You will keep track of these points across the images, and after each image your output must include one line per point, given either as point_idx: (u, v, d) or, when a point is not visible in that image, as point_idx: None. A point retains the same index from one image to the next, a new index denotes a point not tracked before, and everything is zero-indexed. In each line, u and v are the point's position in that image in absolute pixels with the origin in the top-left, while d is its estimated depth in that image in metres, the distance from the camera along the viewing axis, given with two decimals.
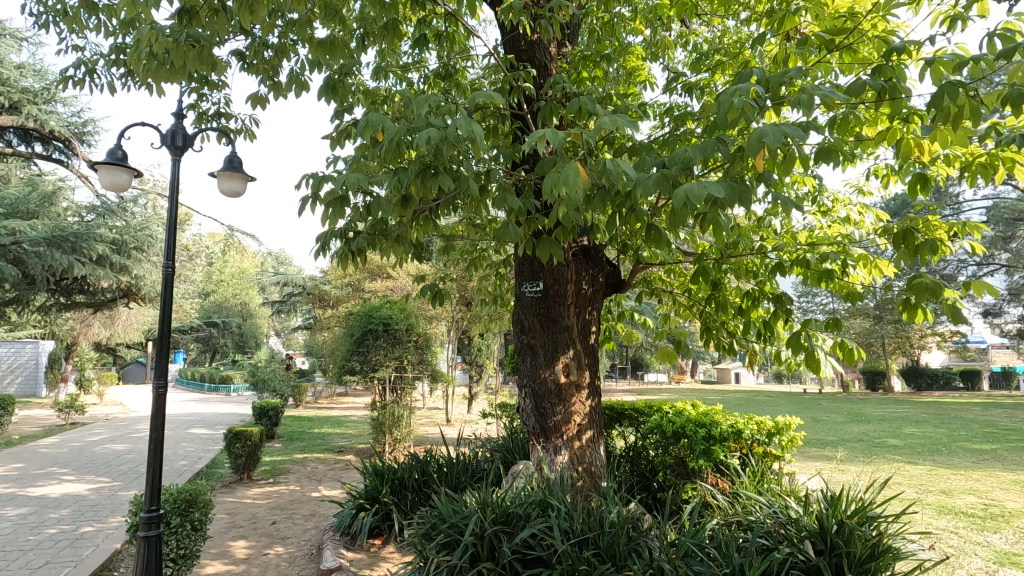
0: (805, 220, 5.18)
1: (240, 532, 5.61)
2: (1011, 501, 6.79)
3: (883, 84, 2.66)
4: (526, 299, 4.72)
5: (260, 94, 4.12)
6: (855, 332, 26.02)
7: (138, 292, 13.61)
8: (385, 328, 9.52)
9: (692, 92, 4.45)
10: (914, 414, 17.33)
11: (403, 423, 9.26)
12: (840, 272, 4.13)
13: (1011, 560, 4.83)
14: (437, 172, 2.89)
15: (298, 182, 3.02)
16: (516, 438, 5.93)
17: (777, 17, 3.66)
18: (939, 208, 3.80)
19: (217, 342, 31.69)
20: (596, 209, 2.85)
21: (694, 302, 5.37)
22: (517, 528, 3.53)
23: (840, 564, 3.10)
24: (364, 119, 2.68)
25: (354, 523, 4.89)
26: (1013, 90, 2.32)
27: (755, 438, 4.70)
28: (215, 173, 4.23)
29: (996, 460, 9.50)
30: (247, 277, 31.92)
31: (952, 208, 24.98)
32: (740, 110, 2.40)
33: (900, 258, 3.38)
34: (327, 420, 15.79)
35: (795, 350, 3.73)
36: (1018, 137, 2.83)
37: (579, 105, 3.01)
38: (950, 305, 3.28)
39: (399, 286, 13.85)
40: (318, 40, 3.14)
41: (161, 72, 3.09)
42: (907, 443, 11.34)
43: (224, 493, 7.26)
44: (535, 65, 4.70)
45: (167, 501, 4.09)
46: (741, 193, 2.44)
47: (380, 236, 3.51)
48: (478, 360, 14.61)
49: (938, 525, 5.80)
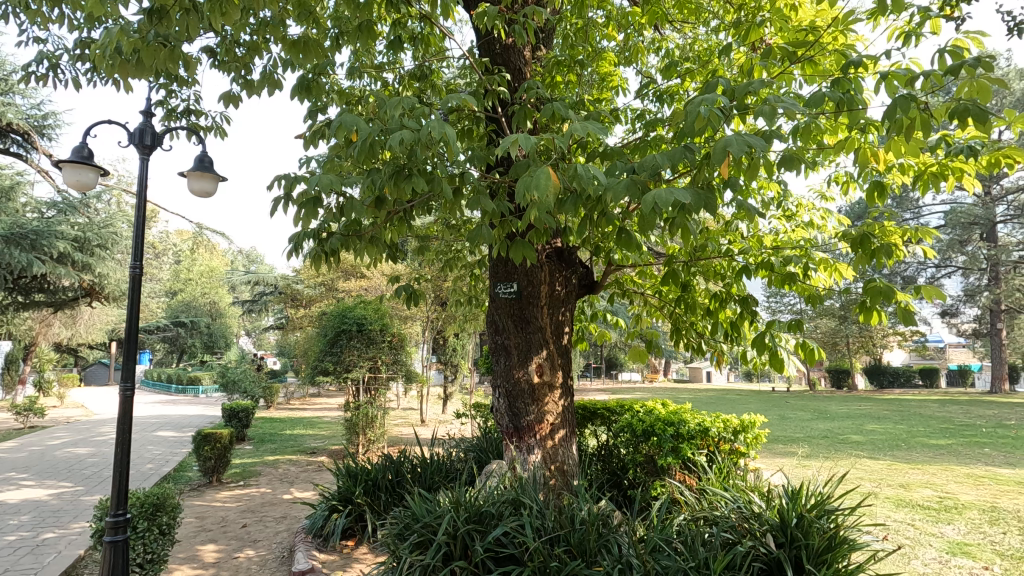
0: (770, 225, 5.35)
1: (209, 536, 5.53)
2: (965, 493, 7.12)
3: (841, 97, 2.79)
4: (500, 300, 4.76)
5: (232, 92, 4.08)
6: (821, 331, 26.86)
7: (101, 291, 13.24)
8: (359, 328, 9.44)
9: (662, 99, 4.55)
10: (875, 411, 17.93)
11: (377, 424, 9.37)
12: (802, 275, 4.28)
13: (963, 550, 5.08)
14: (410, 174, 2.92)
15: (271, 183, 3.02)
16: (490, 438, 5.98)
17: (744, 28, 3.77)
18: (895, 214, 3.98)
19: (184, 343, 30.96)
20: (568, 212, 2.90)
21: (665, 303, 5.49)
22: (489, 527, 3.57)
23: (799, 556, 3.24)
24: (338, 119, 2.68)
25: (327, 524, 4.87)
26: (960, 104, 2.45)
27: (721, 436, 4.85)
28: (185, 173, 4.17)
29: (951, 454, 9.94)
30: (216, 275, 31.18)
31: (913, 213, 26.12)
32: (707, 119, 2.47)
33: (858, 260, 3.52)
34: (301, 420, 15.69)
35: (760, 350, 3.88)
36: (966, 148, 2.99)
37: (552, 111, 3.07)
38: (903, 309, 3.43)
39: (373, 286, 13.79)
40: (292, 40, 3.12)
41: (128, 68, 3.04)
42: (868, 438, 11.77)
43: (192, 497, 7.12)
44: (510, 68, 4.76)
45: (134, 505, 4.02)
46: (707, 199, 2.48)
47: (353, 237, 3.54)
48: (453, 359, 14.63)
49: (896, 518, 6.04)
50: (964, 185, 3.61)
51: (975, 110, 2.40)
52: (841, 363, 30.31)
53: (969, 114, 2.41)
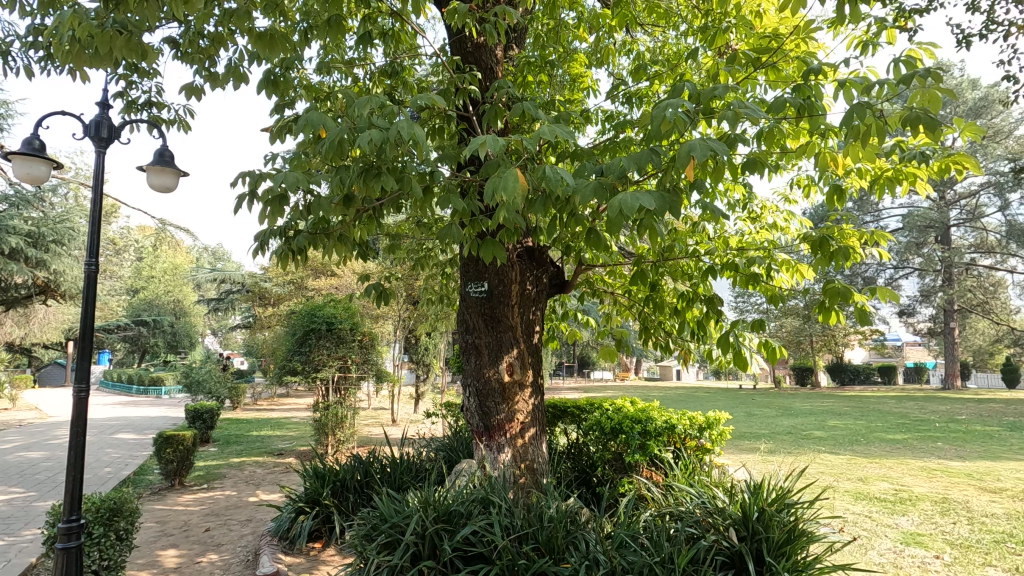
0: (735, 226, 5.48)
1: (171, 540, 5.39)
2: (919, 485, 7.43)
3: (802, 102, 2.87)
4: (471, 300, 4.76)
5: (195, 85, 3.96)
6: (786, 330, 27.63)
7: (56, 289, 12.71)
8: (328, 328, 9.32)
9: (632, 101, 4.62)
10: (837, 408, 18.49)
11: (347, 424, 9.22)
12: (765, 275, 4.40)
13: (916, 540, 5.30)
14: (380, 173, 2.89)
15: (234, 180, 2.94)
16: (461, 437, 5.97)
17: (710, 35, 3.85)
18: (852, 217, 4.12)
19: (147, 343, 29.91)
20: (537, 212, 2.91)
21: (634, 302, 5.54)
22: (458, 526, 3.56)
23: (759, 549, 3.31)
24: (304, 117, 2.64)
25: (293, 526, 4.78)
26: (913, 112, 2.55)
27: (687, 432, 4.98)
28: (144, 167, 4.05)
29: (906, 449, 10.33)
30: (180, 273, 30.22)
31: (873, 217, 27.22)
32: (673, 123, 2.50)
33: (817, 261, 3.65)
34: (269, 421, 15.43)
35: (725, 350, 3.96)
36: (918, 154, 3.10)
37: (522, 111, 3.07)
38: (860, 310, 3.56)
39: (344, 284, 13.61)
40: (257, 33, 3.04)
41: (84, 57, 2.93)
42: (830, 434, 12.13)
43: (153, 501, 6.91)
44: (481, 67, 4.75)
45: (89, 510, 3.89)
46: (672, 202, 2.51)
47: (321, 235, 3.49)
48: (425, 358, 14.53)
49: (854, 511, 6.26)
50: (917, 191, 3.73)
51: (926, 119, 2.51)
52: (806, 362, 31.19)
53: (920, 121, 2.50)
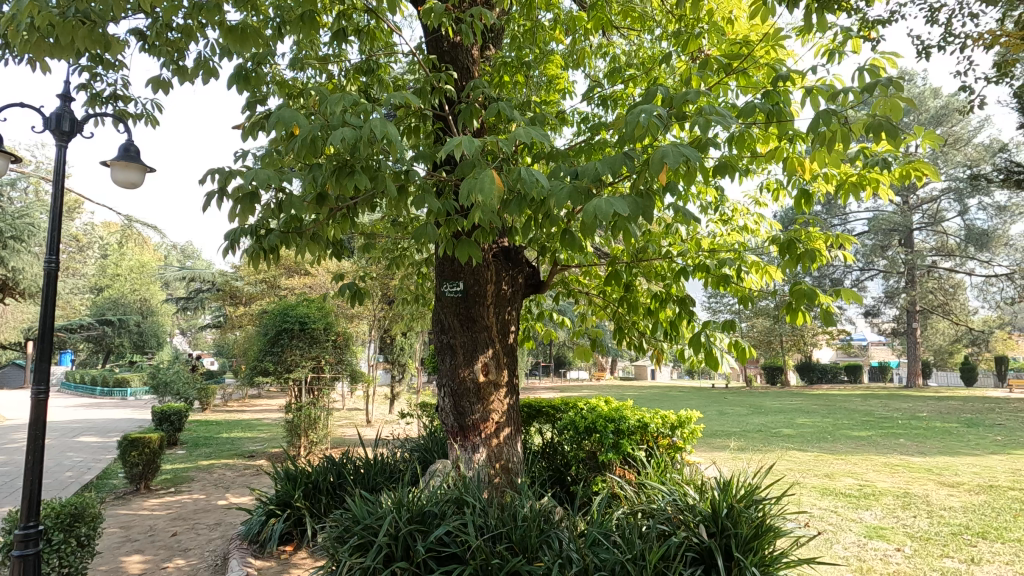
0: (707, 228, 5.58)
1: (135, 546, 5.24)
2: (882, 481, 7.68)
3: (772, 108, 2.94)
4: (446, 299, 4.74)
5: (162, 78, 3.86)
6: (756, 330, 28.23)
7: (15, 287, 12.34)
8: (301, 327, 9.18)
9: (607, 104, 4.66)
10: (805, 406, 18.99)
11: (320, 425, 9.05)
12: (735, 276, 4.49)
13: (878, 533, 5.47)
14: (354, 172, 2.86)
15: (203, 176, 2.87)
16: (436, 437, 5.95)
17: (683, 39, 3.92)
18: (819, 221, 4.24)
19: (112, 343, 29.00)
20: (513, 213, 2.91)
21: (609, 302, 5.59)
22: (432, 526, 3.56)
23: (729, 545, 3.38)
24: (276, 114, 2.60)
25: (264, 530, 4.69)
26: (876, 121, 2.63)
27: (659, 431, 5.06)
28: (108, 162, 3.93)
29: (870, 445, 10.67)
30: (147, 271, 29.41)
31: (840, 220, 27.99)
32: (646, 127, 2.52)
33: (785, 264, 3.74)
34: (240, 422, 15.13)
35: (696, 350, 4.03)
36: (881, 160, 3.20)
37: (497, 111, 3.07)
38: (826, 311, 3.66)
39: (318, 283, 13.42)
40: (228, 27, 2.98)
41: (44, 47, 2.83)
42: (798, 431, 12.46)
43: (116, 506, 6.71)
44: (457, 67, 4.74)
45: (48, 516, 3.76)
46: (645, 206, 2.54)
47: (294, 234, 3.45)
48: (400, 359, 14.43)
49: (821, 506, 6.44)
50: (880, 196, 3.86)
51: (888, 127, 2.59)
52: (775, 361, 31.91)
53: (883, 129, 2.59)
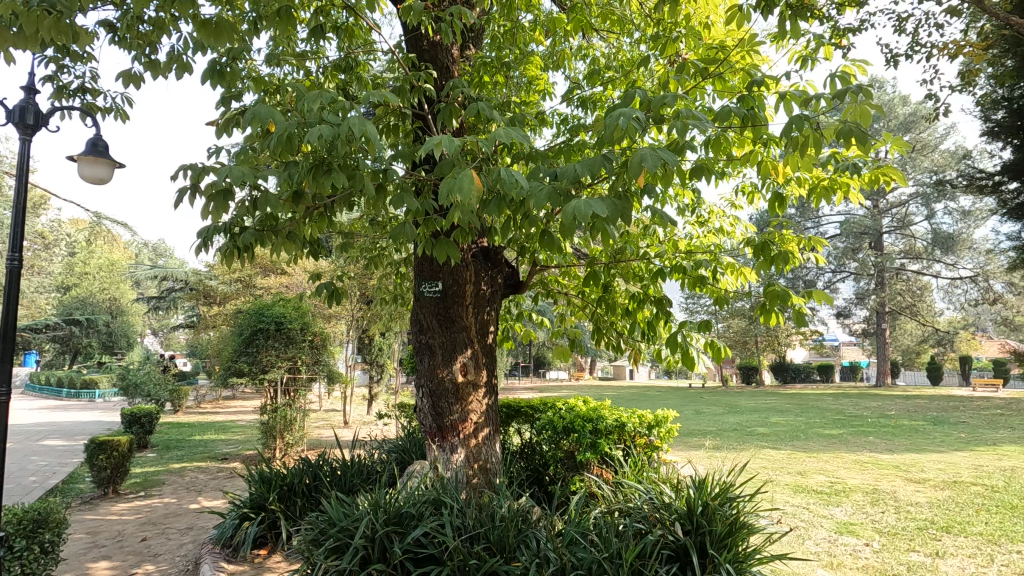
0: (684, 230, 5.66)
1: (103, 552, 5.10)
2: (852, 478, 7.88)
3: (746, 113, 2.99)
4: (425, 299, 4.72)
5: (133, 72, 3.77)
6: (732, 330, 28.69)
7: None
8: (277, 327, 9.05)
9: (586, 106, 4.69)
10: (779, 405, 19.36)
11: (296, 427, 8.89)
12: (711, 277, 4.56)
13: (848, 529, 5.61)
14: (331, 170, 2.83)
15: (174, 172, 2.81)
16: (414, 438, 5.92)
17: (662, 42, 3.96)
18: (792, 224, 4.32)
19: (79, 343, 28.16)
20: (492, 213, 2.91)
21: (588, 303, 5.61)
22: (409, 528, 3.53)
23: (703, 542, 3.42)
24: (251, 110, 2.56)
25: (237, 533, 4.60)
26: (846, 126, 2.69)
27: (636, 430, 5.12)
28: (75, 157, 3.82)
29: (841, 443, 10.93)
30: (117, 269, 28.67)
31: (813, 223, 28.62)
32: (625, 130, 2.54)
33: (759, 265, 3.81)
34: (213, 424, 14.84)
35: (673, 349, 4.07)
36: (851, 165, 3.28)
37: (476, 111, 3.07)
38: (798, 312, 3.74)
39: (295, 283, 13.24)
40: (203, 20, 2.92)
41: (7, 36, 2.74)
42: (772, 430, 12.71)
43: (82, 511, 6.52)
44: (437, 66, 4.73)
45: (10, 522, 3.63)
46: (624, 208, 2.56)
47: (269, 232, 3.39)
48: (379, 359, 14.31)
49: (793, 503, 6.57)
50: (850, 200, 3.95)
51: (858, 132, 2.65)
52: (751, 361, 32.48)
53: (853, 135, 2.65)
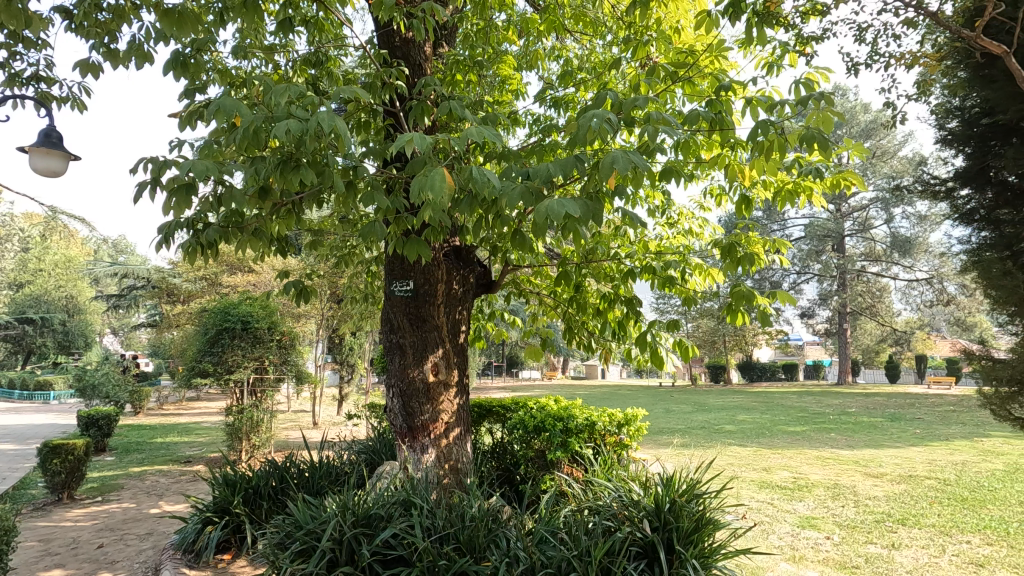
0: (655, 230, 5.75)
1: (56, 560, 4.90)
2: (813, 473, 8.12)
3: (714, 117, 3.04)
4: (396, 298, 4.67)
5: (90, 61, 3.62)
6: (701, 330, 29.26)
7: None
8: (243, 327, 8.83)
9: (558, 106, 4.71)
10: (746, 403, 19.84)
11: (263, 428, 8.63)
12: (680, 278, 4.62)
13: (810, 523, 5.78)
14: (299, 165, 2.77)
15: (134, 165, 2.71)
16: (384, 439, 5.86)
17: (633, 45, 4.00)
18: (758, 226, 4.42)
19: (33, 343, 26.96)
20: (463, 212, 2.89)
21: (559, 303, 5.63)
22: (378, 529, 3.49)
23: (671, 538, 3.47)
24: (216, 102, 2.48)
25: (199, 538, 4.47)
26: (809, 132, 2.77)
27: (607, 429, 5.17)
28: (27, 148, 3.66)
29: (804, 440, 11.26)
30: (75, 266, 27.56)
31: (780, 226, 29.36)
32: (597, 131, 2.55)
33: (725, 266, 3.89)
34: (177, 425, 14.42)
35: (642, 348, 4.13)
36: (814, 169, 3.37)
37: (449, 109, 3.05)
38: (762, 312, 3.83)
39: (263, 281, 12.95)
40: (165, 9, 2.82)
41: None
42: (739, 428, 13.00)
43: (34, 518, 6.24)
44: (409, 63, 4.68)
45: None
46: (594, 209, 2.59)
47: (234, 229, 3.30)
48: (349, 359, 14.11)
49: (758, 498, 6.73)
50: (813, 204, 4.06)
51: (820, 138, 2.72)
52: (719, 360, 33.17)
53: (816, 140, 2.73)
